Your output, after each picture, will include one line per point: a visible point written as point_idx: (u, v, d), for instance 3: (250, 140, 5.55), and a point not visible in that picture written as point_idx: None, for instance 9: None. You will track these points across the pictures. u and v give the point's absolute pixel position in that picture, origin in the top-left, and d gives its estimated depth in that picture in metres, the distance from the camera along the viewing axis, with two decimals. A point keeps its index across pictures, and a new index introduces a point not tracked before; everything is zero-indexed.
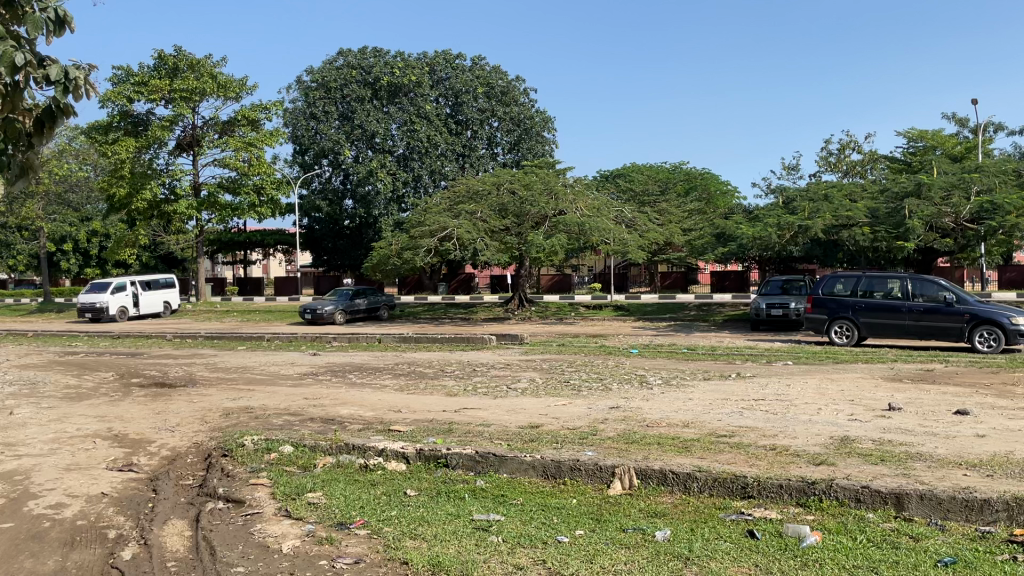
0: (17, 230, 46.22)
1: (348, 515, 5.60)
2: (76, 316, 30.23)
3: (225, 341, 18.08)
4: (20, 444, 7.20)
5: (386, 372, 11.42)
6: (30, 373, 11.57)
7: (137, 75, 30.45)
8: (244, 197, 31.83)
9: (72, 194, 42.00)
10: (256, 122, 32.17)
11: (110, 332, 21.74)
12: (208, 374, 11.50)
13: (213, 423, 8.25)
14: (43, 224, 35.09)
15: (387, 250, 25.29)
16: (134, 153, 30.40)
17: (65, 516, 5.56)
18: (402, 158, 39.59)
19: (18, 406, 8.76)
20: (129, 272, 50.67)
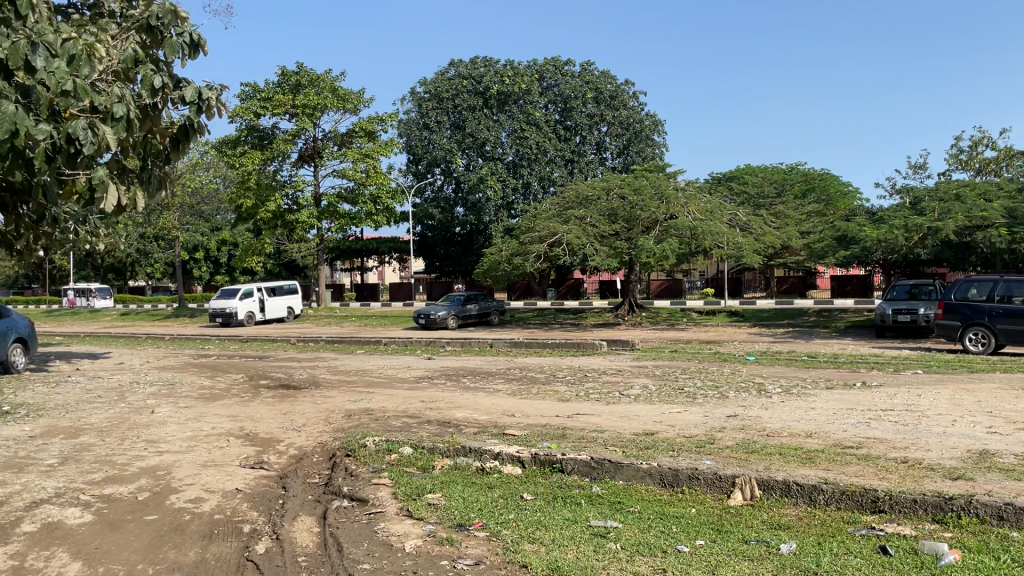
0: (156, 239, 49.58)
1: (467, 517, 5.69)
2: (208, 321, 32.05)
3: (344, 345, 18.75)
4: (162, 441, 7.66)
5: (499, 377, 11.56)
6: (169, 374, 12.34)
7: (263, 91, 32.07)
8: (362, 206, 32.88)
9: (204, 206, 44.65)
10: (372, 133, 33.27)
11: (239, 336, 22.91)
12: (329, 377, 11.94)
13: (336, 424, 8.57)
14: (178, 234, 37.41)
15: (497, 256, 25.62)
16: (260, 166, 32.00)
17: (204, 510, 5.86)
18: (512, 165, 40.06)
19: (159, 406, 9.34)
20: (255, 279, 53.43)
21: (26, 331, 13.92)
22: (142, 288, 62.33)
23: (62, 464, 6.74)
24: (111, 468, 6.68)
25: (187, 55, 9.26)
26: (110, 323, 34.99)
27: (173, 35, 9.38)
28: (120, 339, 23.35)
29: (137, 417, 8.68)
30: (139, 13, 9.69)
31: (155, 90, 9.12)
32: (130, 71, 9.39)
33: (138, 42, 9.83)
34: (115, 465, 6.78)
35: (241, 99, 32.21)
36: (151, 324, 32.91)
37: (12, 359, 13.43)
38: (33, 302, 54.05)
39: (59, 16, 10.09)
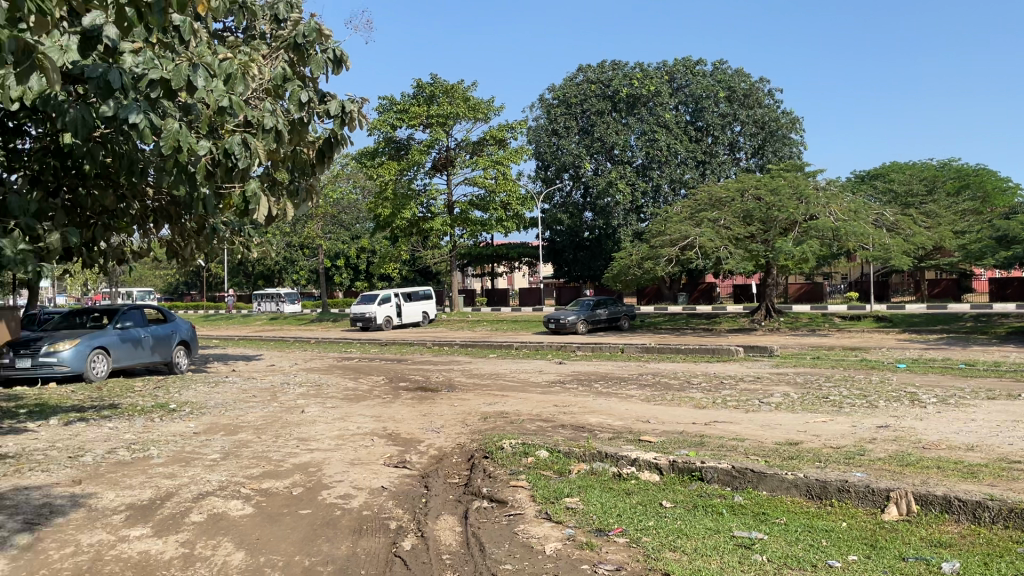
0: (301, 248, 52.38)
1: (606, 522, 5.68)
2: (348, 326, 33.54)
3: (478, 349, 19.15)
4: (312, 439, 8.07)
5: (633, 382, 11.47)
6: (315, 375, 12.98)
7: (399, 104, 33.26)
8: (492, 213, 33.44)
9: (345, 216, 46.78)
10: (503, 141, 33.80)
11: (378, 340, 23.84)
12: (464, 380, 12.21)
13: (472, 426, 8.75)
14: (321, 243, 39.38)
15: (627, 260, 25.46)
16: (396, 176, 33.17)
17: (353, 506, 6.11)
18: (641, 168, 39.72)
19: (308, 405, 9.85)
20: (391, 285, 55.41)
21: (189, 334, 14.98)
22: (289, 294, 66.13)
23: (224, 459, 7.20)
24: (267, 464, 7.08)
25: (331, 70, 9.70)
26: (261, 327, 37.25)
27: (318, 51, 9.84)
28: (270, 342, 24.79)
29: (289, 416, 9.19)
30: (286, 33, 10.21)
31: (302, 104, 9.60)
32: (278, 88, 9.92)
33: (285, 60, 10.35)
34: (270, 461, 7.19)
35: (379, 111, 33.53)
36: (297, 328, 34.75)
37: (177, 360, 14.49)
38: (192, 308, 58.24)
39: (216, 39, 10.78)
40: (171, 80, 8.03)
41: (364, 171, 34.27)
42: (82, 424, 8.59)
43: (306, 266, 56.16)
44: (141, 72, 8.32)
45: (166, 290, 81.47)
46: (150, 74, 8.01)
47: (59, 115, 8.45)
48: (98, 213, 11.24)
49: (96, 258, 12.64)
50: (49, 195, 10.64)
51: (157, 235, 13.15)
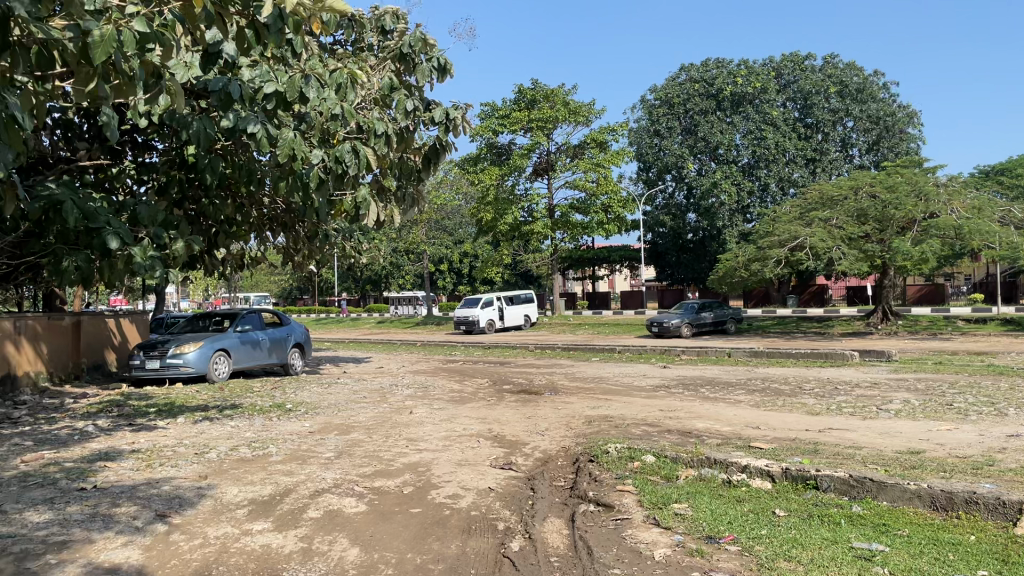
0: (406, 253, 53.69)
1: (716, 530, 5.56)
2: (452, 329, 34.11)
3: (581, 353, 19.12)
4: (420, 439, 8.25)
5: (741, 387, 11.20)
6: (422, 377, 13.25)
7: (501, 109, 33.67)
8: (594, 216, 33.36)
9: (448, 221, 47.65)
10: (604, 143, 33.65)
11: (481, 343, 24.16)
12: (568, 384, 12.20)
13: (577, 429, 8.75)
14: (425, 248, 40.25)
15: (733, 262, 24.90)
16: (498, 181, 33.54)
17: (461, 507, 6.20)
18: (748, 167, 38.75)
19: (416, 406, 10.08)
20: (493, 289, 56.05)
21: (303, 337, 15.55)
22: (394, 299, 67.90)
23: (338, 457, 7.45)
24: (378, 463, 7.28)
25: (436, 78, 9.93)
26: (369, 330, 38.38)
27: (424, 60, 10.08)
28: (378, 344, 25.50)
29: (398, 417, 9.43)
30: (393, 44, 10.50)
31: (409, 112, 9.85)
32: (386, 97, 10.22)
33: (392, 70, 10.63)
34: (381, 460, 7.39)
35: (481, 118, 34.02)
36: (403, 331, 35.63)
37: (292, 362, 15.07)
38: (304, 312, 60.59)
39: (327, 53, 11.19)
40: (286, 92, 8.38)
41: (467, 177, 34.83)
42: (206, 422, 9.05)
43: (411, 270, 57.51)
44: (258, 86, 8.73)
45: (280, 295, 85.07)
46: (267, 86, 8.39)
47: (184, 128, 8.96)
48: (219, 221, 11.86)
49: (218, 264, 13.33)
50: (176, 205, 11.30)
51: (273, 242, 13.74)
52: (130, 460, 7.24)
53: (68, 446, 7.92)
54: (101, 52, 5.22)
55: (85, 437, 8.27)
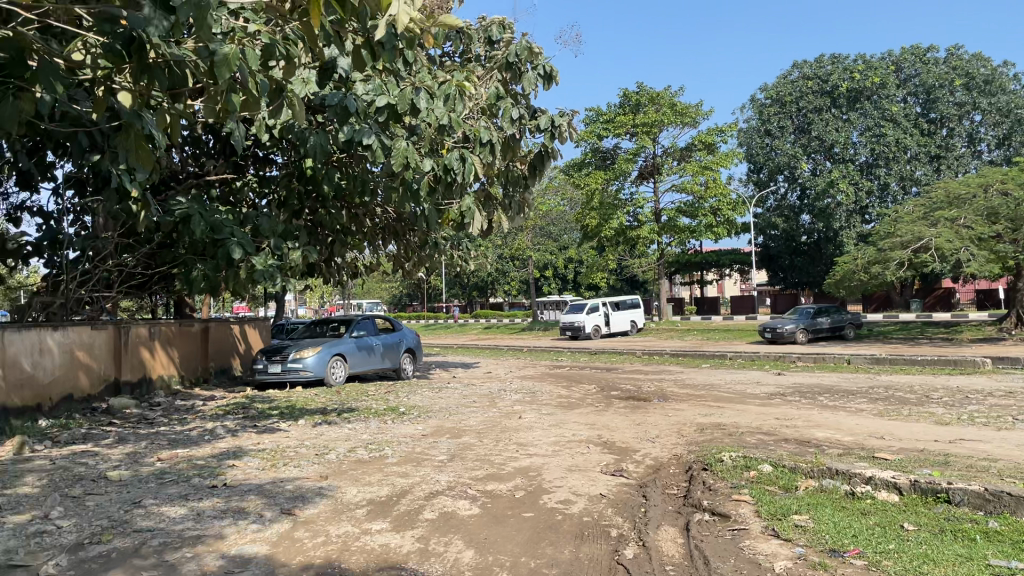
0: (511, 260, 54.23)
1: (840, 543, 5.35)
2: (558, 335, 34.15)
3: (691, 359, 18.79)
4: (530, 444, 8.31)
5: (862, 396, 10.75)
6: (530, 383, 13.32)
7: (606, 114, 33.61)
8: (702, 219, 32.78)
9: (554, 227, 47.84)
10: (712, 145, 33.00)
11: (588, 348, 24.10)
12: (678, 390, 12.01)
13: (689, 437, 8.60)
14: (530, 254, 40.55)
15: (851, 264, 23.95)
16: (603, 186, 33.46)
17: (574, 512, 6.19)
18: (865, 166, 37.23)
19: (525, 411, 10.15)
20: (598, 294, 55.82)
21: (414, 343, 15.89)
22: (500, 305, 68.64)
23: (450, 460, 7.58)
24: (490, 467, 7.37)
25: (542, 86, 10.00)
26: (476, 336, 38.92)
27: (530, 68, 10.16)
28: (486, 350, 25.84)
29: (508, 421, 9.52)
30: (499, 54, 10.65)
31: (514, 120, 9.96)
32: (492, 107, 10.36)
33: (499, 79, 10.75)
34: (493, 464, 7.48)
35: (586, 123, 34.06)
36: (510, 337, 35.93)
37: (404, 368, 15.43)
38: (413, 317, 62.06)
39: (436, 65, 11.44)
40: (396, 104, 8.61)
41: (572, 182, 34.91)
42: (324, 425, 9.39)
43: (516, 276, 58.00)
44: (369, 99, 9.01)
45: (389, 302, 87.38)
46: (377, 99, 8.64)
47: (301, 142, 9.35)
48: (334, 231, 12.30)
49: (333, 272, 13.80)
50: (294, 216, 11.81)
51: (385, 251, 14.14)
52: (256, 459, 7.59)
53: (199, 446, 8.38)
54: (227, 68, 5.49)
55: (214, 437, 8.72)
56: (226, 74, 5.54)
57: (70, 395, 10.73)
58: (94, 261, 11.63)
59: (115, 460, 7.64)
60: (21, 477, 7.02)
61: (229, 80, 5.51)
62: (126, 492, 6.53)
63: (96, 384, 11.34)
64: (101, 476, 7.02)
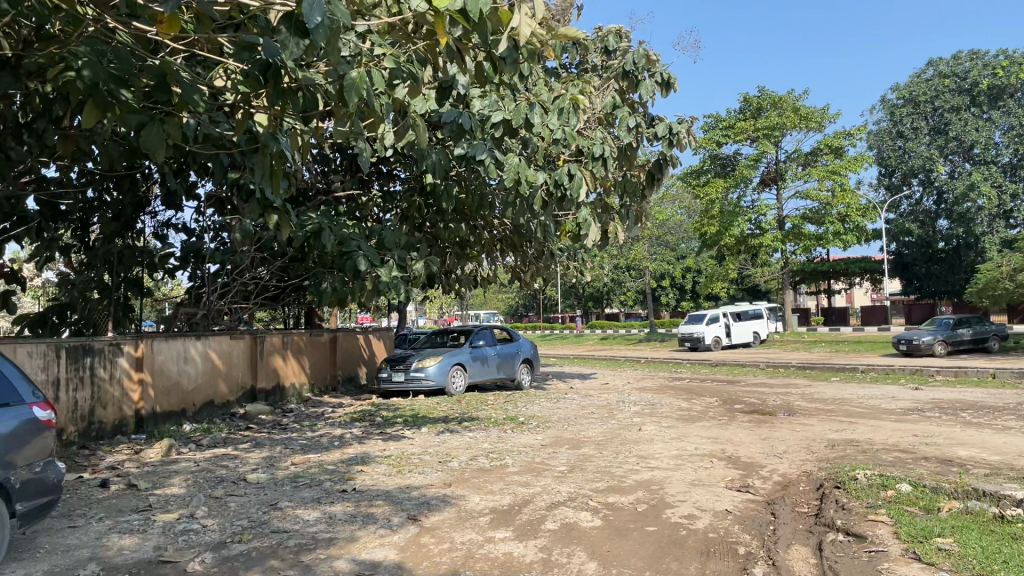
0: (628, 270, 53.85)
1: (990, 568, 4.97)
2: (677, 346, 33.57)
3: (819, 372, 18.07)
4: (651, 457, 8.20)
5: (1011, 413, 10.04)
6: (649, 394, 13.15)
7: (726, 120, 32.94)
8: (829, 226, 31.51)
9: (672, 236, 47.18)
10: (839, 149, 31.73)
11: (710, 360, 23.56)
12: (805, 404, 11.56)
13: (819, 453, 8.26)
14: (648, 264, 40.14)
15: (996, 272, 22.45)
16: (723, 194, 32.77)
17: (699, 527, 6.04)
18: (1010, 167, 34.90)
19: (645, 424, 10.02)
20: (719, 304, 54.59)
21: (532, 353, 15.98)
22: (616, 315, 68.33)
23: (571, 471, 7.58)
24: (611, 479, 7.31)
25: (660, 93, 9.91)
26: (593, 346, 38.77)
27: (647, 76, 10.08)
28: (604, 360, 25.74)
29: (628, 433, 9.43)
30: (616, 63, 10.61)
31: (631, 129, 9.84)
32: (609, 116, 10.31)
33: (616, 88, 10.71)
34: (614, 476, 7.42)
35: (704, 130, 33.54)
36: (628, 348, 35.59)
37: (521, 378, 15.54)
38: (530, 327, 62.62)
39: (552, 77, 11.53)
40: (512, 118, 8.70)
41: (690, 190, 34.37)
42: (447, 432, 9.57)
43: (634, 286, 57.55)
44: (485, 115, 9.18)
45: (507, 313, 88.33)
46: (493, 115, 8.78)
47: (421, 158, 9.63)
48: (453, 243, 12.57)
49: (452, 284, 14.07)
50: (415, 229, 12.18)
51: (502, 262, 14.32)
52: (382, 465, 7.83)
53: (329, 451, 8.72)
54: (357, 89, 5.71)
55: (342, 443, 9.05)
56: (355, 97, 5.74)
57: (212, 401, 11.38)
58: (233, 274, 12.34)
59: (252, 463, 8.06)
60: (168, 477, 7.51)
61: (358, 103, 5.70)
62: (263, 494, 6.87)
63: (235, 391, 12.00)
64: (240, 478, 7.42)
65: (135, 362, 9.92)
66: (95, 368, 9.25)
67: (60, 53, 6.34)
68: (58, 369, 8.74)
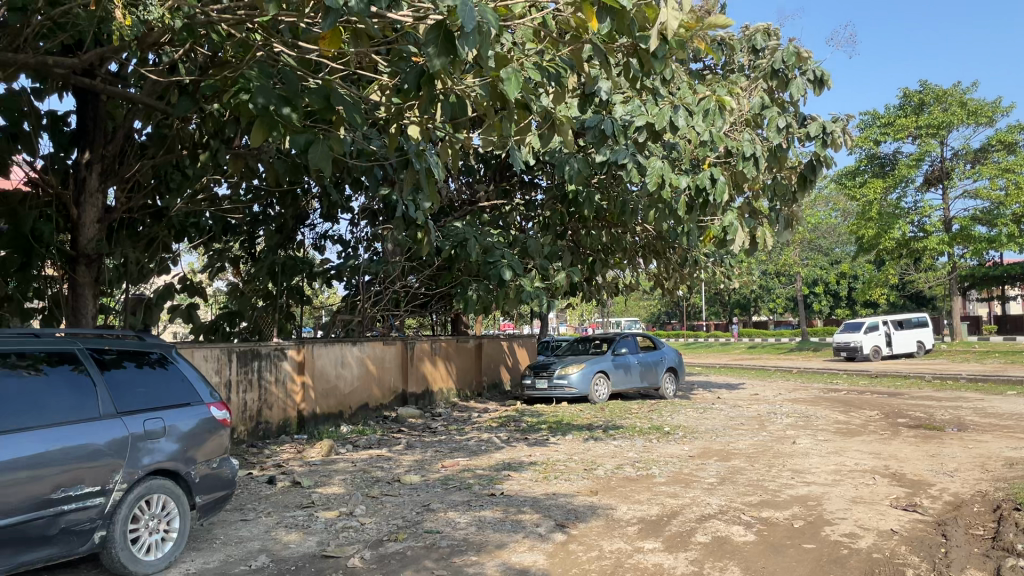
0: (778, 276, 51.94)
1: None
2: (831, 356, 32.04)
3: (994, 385, 16.72)
4: (807, 471, 7.85)
5: None
6: (802, 406, 12.61)
7: (884, 117, 31.21)
8: (1002, 228, 29.17)
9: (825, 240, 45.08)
10: (1014, 144, 29.33)
11: (870, 371, 22.30)
12: (979, 420, 10.72)
13: (996, 472, 7.64)
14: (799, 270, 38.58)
15: None
16: (881, 195, 31.03)
17: (861, 547, 5.71)
18: None
19: (799, 437, 9.61)
20: (879, 311, 51.60)
21: (677, 362, 15.66)
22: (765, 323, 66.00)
23: (721, 483, 7.38)
24: (764, 493, 7.05)
25: (811, 92, 9.55)
26: (742, 355, 37.62)
27: (797, 75, 9.78)
28: (756, 369, 24.93)
29: (781, 446, 9.08)
30: (765, 62, 10.30)
31: (782, 128, 9.52)
32: (757, 118, 10.02)
33: (765, 88, 10.39)
34: (767, 490, 7.15)
35: (860, 128, 31.92)
36: (778, 357, 34.33)
37: (666, 388, 15.26)
38: (672, 335, 61.59)
39: (697, 80, 11.34)
40: (654, 122, 8.55)
41: (845, 192, 32.78)
42: (592, 440, 9.55)
43: (783, 293, 55.44)
44: (628, 120, 9.14)
45: (650, 319, 87.24)
46: (635, 120, 8.73)
47: (560, 166, 9.73)
48: (595, 250, 12.56)
49: (594, 291, 14.05)
50: (557, 237, 12.31)
51: (646, 269, 14.17)
52: (529, 471, 7.91)
53: (478, 455, 8.89)
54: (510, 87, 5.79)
55: (490, 448, 9.21)
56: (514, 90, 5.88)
57: (366, 404, 11.89)
58: (384, 282, 12.85)
59: (404, 465, 8.35)
60: (328, 477, 7.89)
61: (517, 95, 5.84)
62: (416, 495, 7.11)
63: (387, 394, 12.48)
64: (394, 479, 7.70)
65: (298, 366, 10.52)
66: (262, 371, 9.88)
67: (233, 77, 6.84)
68: (231, 372, 9.38)
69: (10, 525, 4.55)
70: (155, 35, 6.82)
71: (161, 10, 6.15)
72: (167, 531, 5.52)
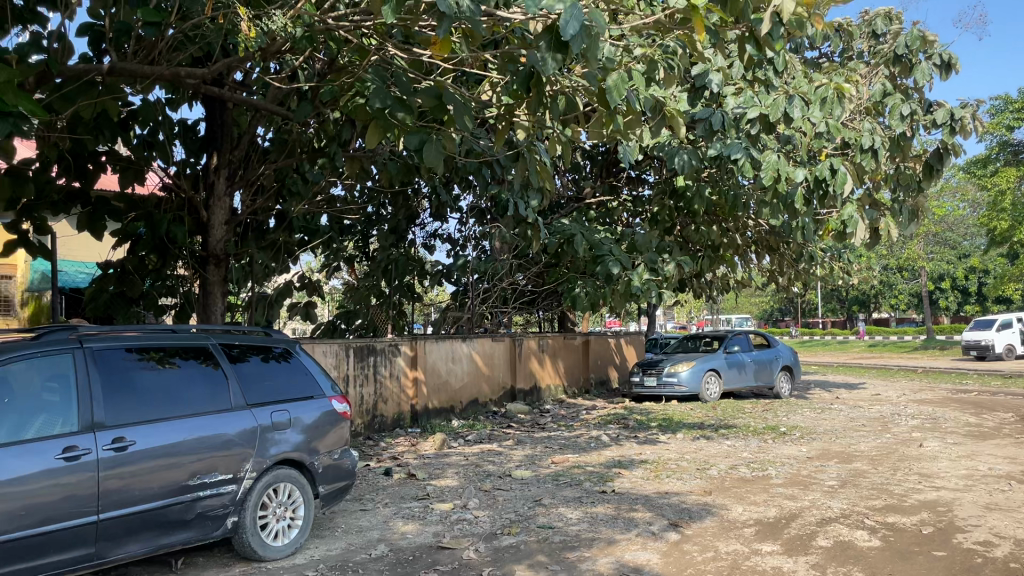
0: (899, 271, 49.52)
1: None
2: (959, 356, 30.30)
3: None
4: (935, 475, 7.48)
5: None
6: (929, 407, 12.01)
7: (1018, 101, 29.24)
8: None
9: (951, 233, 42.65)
10: None
11: (1005, 372, 20.92)
12: None
13: None
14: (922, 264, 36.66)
15: None
16: (1015, 184, 29.09)
17: (997, 556, 5.39)
18: None
19: (926, 439, 9.15)
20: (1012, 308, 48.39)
21: (792, 360, 15.18)
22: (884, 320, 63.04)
23: (842, 486, 7.11)
24: (889, 497, 6.76)
25: (937, 77, 9.08)
26: (860, 354, 36.06)
27: (921, 59, 9.36)
28: (877, 369, 23.84)
29: (906, 449, 8.67)
30: (886, 47, 9.88)
31: (905, 116, 9.08)
32: (878, 105, 9.61)
33: (887, 74, 9.97)
34: (892, 494, 6.85)
35: (991, 114, 30.05)
36: (899, 356, 32.78)
37: (781, 386, 14.82)
38: (786, 333, 59.70)
39: (813, 68, 10.96)
40: (768, 114, 8.33)
41: (974, 181, 30.94)
42: (703, 440, 9.38)
43: (905, 288, 52.85)
44: (740, 112, 8.96)
45: (760, 317, 84.82)
46: (748, 112, 8.52)
47: (670, 158, 9.55)
48: (706, 247, 12.32)
49: (705, 288, 13.80)
50: (666, 233, 12.15)
51: (758, 263, 13.79)
52: (640, 469, 7.85)
53: (588, 452, 8.89)
54: (617, 93, 5.81)
55: (600, 445, 9.20)
56: (616, 97, 5.86)
57: (476, 399, 12.08)
58: (493, 280, 12.99)
59: (515, 460, 8.44)
60: (442, 469, 8.07)
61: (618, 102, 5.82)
62: (528, 490, 7.18)
63: (496, 390, 12.63)
64: (506, 473, 7.80)
65: (411, 361, 10.79)
66: (378, 366, 10.18)
67: (350, 82, 7.06)
68: (348, 366, 9.71)
69: (153, 509, 4.86)
70: (278, 44, 7.13)
71: (284, 20, 6.41)
72: (293, 518, 5.77)
